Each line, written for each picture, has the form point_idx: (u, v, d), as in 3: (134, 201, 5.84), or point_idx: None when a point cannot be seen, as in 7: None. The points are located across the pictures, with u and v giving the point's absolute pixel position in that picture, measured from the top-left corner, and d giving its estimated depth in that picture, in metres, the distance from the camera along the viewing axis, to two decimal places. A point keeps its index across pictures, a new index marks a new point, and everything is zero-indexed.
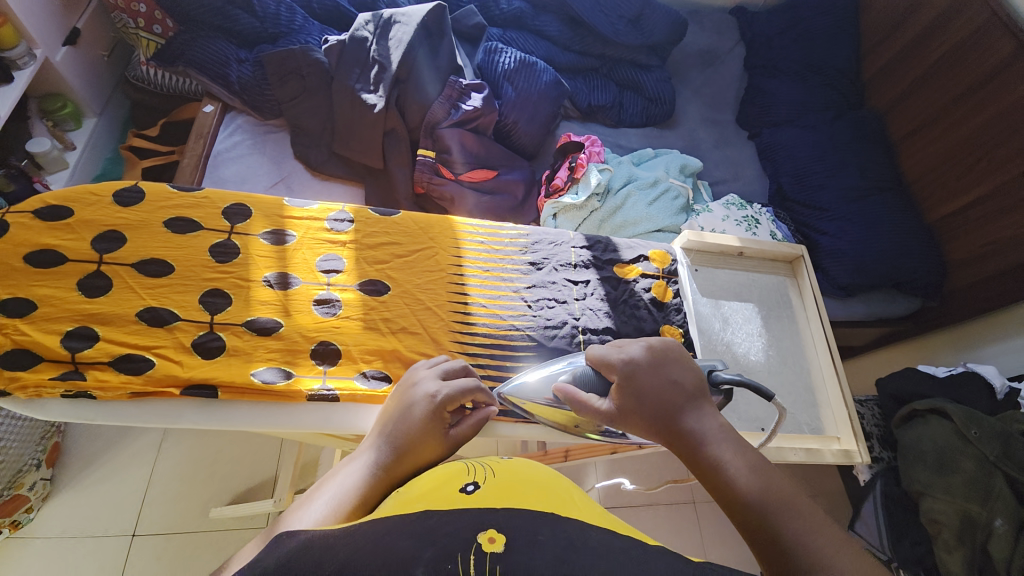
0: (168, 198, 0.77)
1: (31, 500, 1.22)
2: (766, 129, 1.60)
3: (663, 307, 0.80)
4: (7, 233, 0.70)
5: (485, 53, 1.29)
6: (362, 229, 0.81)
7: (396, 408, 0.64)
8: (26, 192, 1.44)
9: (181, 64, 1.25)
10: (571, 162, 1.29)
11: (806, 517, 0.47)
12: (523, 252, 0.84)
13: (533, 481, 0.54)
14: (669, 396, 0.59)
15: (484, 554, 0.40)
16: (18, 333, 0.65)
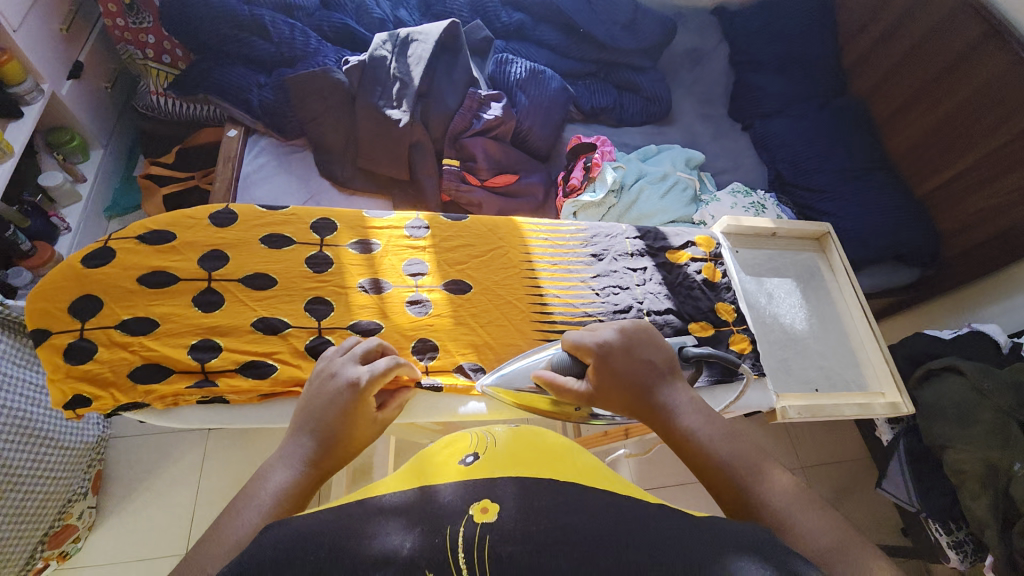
0: (260, 217, 0.82)
1: (79, 529, 1.23)
2: (757, 120, 1.67)
3: (715, 287, 0.84)
4: (117, 259, 0.75)
5: (495, 65, 1.36)
6: (438, 233, 0.85)
7: (317, 400, 0.62)
8: (42, 227, 1.45)
9: (202, 92, 1.28)
10: (585, 162, 1.36)
11: (770, 477, 0.54)
12: (584, 245, 0.88)
13: (534, 443, 0.56)
14: (639, 371, 0.64)
15: (475, 524, 0.43)
16: (146, 349, 0.71)
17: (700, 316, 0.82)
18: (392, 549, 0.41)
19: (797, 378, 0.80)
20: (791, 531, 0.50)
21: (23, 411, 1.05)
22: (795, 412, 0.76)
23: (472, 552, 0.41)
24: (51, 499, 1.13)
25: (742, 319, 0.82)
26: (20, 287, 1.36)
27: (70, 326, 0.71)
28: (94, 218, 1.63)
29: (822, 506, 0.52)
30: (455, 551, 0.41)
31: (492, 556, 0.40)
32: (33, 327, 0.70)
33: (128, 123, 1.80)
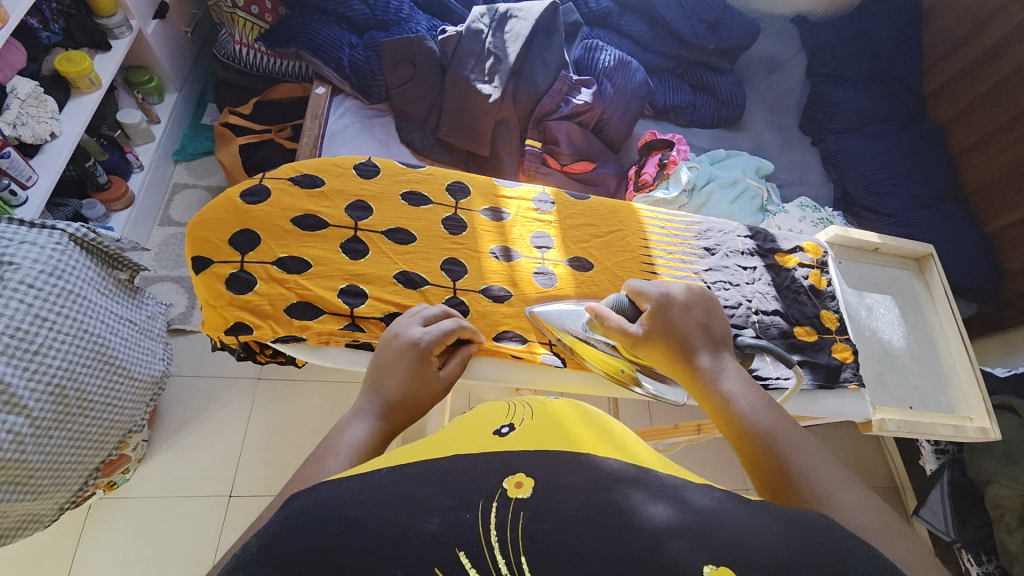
0: (400, 173, 0.83)
1: (129, 460, 1.19)
2: (830, 136, 1.65)
3: (821, 295, 0.84)
4: (272, 197, 0.77)
5: (584, 50, 1.36)
6: (563, 210, 0.85)
7: (383, 355, 0.61)
8: (118, 161, 1.44)
9: (293, 45, 1.30)
10: (661, 158, 1.35)
11: (813, 451, 0.49)
12: (697, 238, 0.87)
13: (577, 420, 0.46)
14: (693, 338, 0.61)
15: (507, 500, 0.35)
16: (299, 287, 0.72)
17: (805, 322, 0.82)
18: (414, 523, 0.33)
19: (893, 394, 0.82)
20: (835, 509, 0.44)
21: (97, 332, 0.99)
22: (893, 425, 0.78)
23: (504, 530, 0.33)
24: (114, 428, 1.05)
25: (845, 329, 0.82)
26: (93, 218, 1.36)
27: (228, 256, 0.72)
28: (162, 160, 1.60)
29: (875, 497, 0.46)
30: (485, 526, 0.34)
31: (525, 534, 0.33)
32: (195, 254, 0.72)
33: (201, 67, 1.78)
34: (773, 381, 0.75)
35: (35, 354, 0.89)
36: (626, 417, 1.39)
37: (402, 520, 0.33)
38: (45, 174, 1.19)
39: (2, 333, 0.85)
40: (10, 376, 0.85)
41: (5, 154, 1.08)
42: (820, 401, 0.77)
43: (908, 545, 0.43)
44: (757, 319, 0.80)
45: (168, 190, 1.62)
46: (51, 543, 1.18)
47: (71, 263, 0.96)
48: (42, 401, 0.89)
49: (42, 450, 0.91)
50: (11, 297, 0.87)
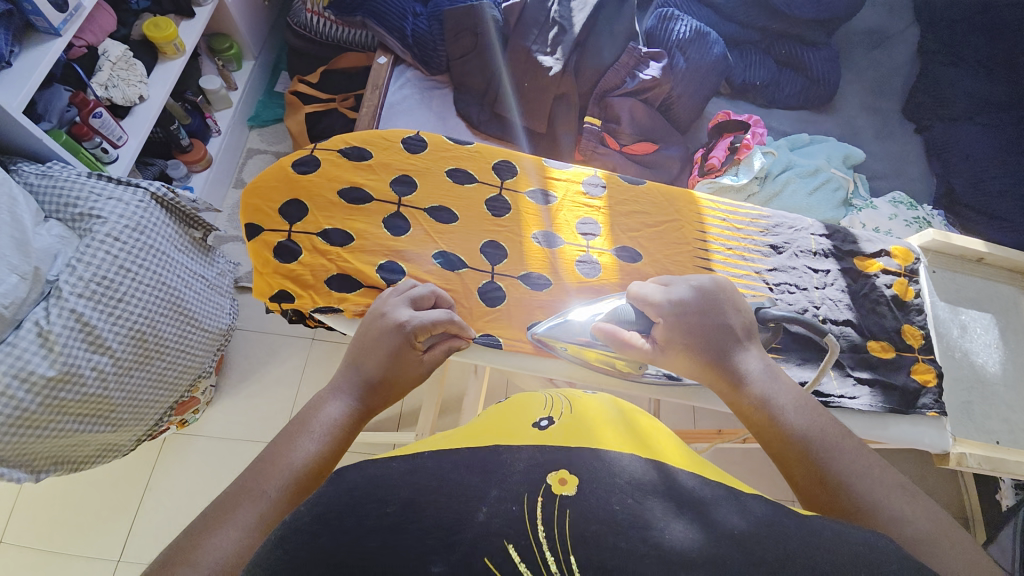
0: (447, 150, 0.82)
1: (198, 403, 1.31)
2: (939, 123, 1.44)
3: (905, 308, 0.74)
4: (322, 169, 0.78)
5: (658, 20, 1.26)
6: (614, 196, 0.80)
7: (366, 335, 0.61)
8: (199, 126, 1.54)
9: (360, 13, 1.31)
10: (734, 141, 1.24)
11: (856, 456, 0.47)
12: (763, 234, 0.79)
13: (620, 423, 0.44)
14: (715, 338, 0.58)
15: (553, 497, 0.33)
16: (340, 259, 0.73)
17: (882, 336, 0.73)
18: (463, 512, 0.31)
19: (980, 426, 0.72)
20: (888, 519, 0.43)
21: (173, 285, 1.08)
22: (975, 461, 0.69)
23: (552, 528, 0.31)
24: (186, 372, 1.15)
25: (930, 349, 0.73)
26: (178, 177, 1.48)
27: (277, 225, 0.75)
28: (237, 127, 1.69)
29: (927, 501, 0.45)
30: (533, 521, 0.31)
31: (574, 532, 0.31)
32: (247, 221, 0.76)
33: (277, 36, 1.84)
34: (836, 400, 0.68)
35: (118, 301, 0.98)
36: (666, 413, 1.34)
37: (452, 506, 0.32)
38: (134, 136, 1.29)
39: (88, 281, 0.95)
40: (93, 316, 0.94)
41: (97, 115, 1.16)
42: (889, 426, 0.68)
43: (966, 553, 0.42)
44: (823, 328, 0.73)
45: (240, 155, 1.71)
46: (131, 468, 1.33)
47: (152, 220, 1.05)
48: (124, 345, 0.99)
49: (123, 388, 1.01)
50: (98, 248, 0.97)
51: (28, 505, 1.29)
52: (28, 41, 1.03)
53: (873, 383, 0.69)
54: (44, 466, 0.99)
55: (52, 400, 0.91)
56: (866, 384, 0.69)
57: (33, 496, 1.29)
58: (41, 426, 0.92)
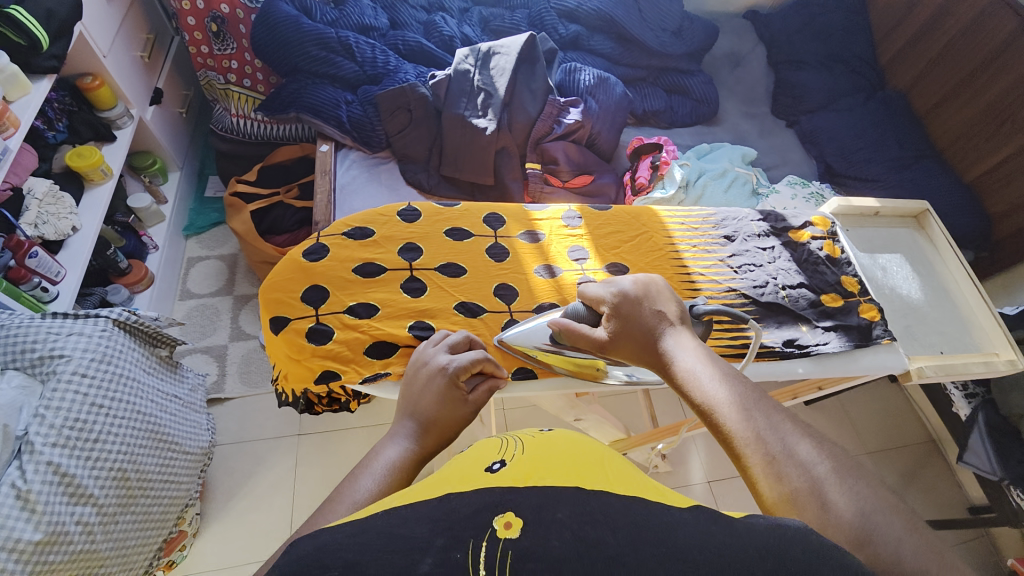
0: (439, 214, 0.89)
1: (186, 536, 1.19)
2: (803, 116, 1.74)
3: (838, 263, 0.90)
4: (331, 252, 0.82)
5: (564, 73, 1.45)
6: (591, 223, 0.90)
7: (415, 382, 0.65)
8: (134, 245, 1.48)
9: (294, 110, 1.38)
10: (653, 160, 1.42)
11: (771, 418, 0.51)
12: (715, 228, 0.92)
13: (568, 456, 0.51)
14: (654, 325, 0.64)
15: (496, 540, 0.37)
16: (373, 328, 0.76)
17: (830, 290, 0.87)
18: (407, 563, 0.35)
19: (923, 343, 0.87)
20: (793, 466, 0.48)
21: (149, 411, 1.01)
22: (931, 371, 0.82)
23: (494, 571, 0.35)
24: (172, 503, 1.05)
25: (867, 291, 0.88)
26: (118, 302, 1.40)
27: (303, 312, 0.77)
28: (175, 238, 1.64)
29: (830, 446, 0.50)
30: (476, 566, 0.35)
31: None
32: (272, 315, 0.77)
33: (200, 144, 1.85)
34: (814, 348, 0.80)
35: (94, 442, 0.90)
36: (663, 413, 1.42)
37: (396, 562, 0.35)
38: (72, 268, 1.23)
39: (61, 427, 0.87)
40: (71, 465, 0.86)
41: (34, 254, 1.11)
42: (859, 359, 0.81)
43: (865, 488, 0.46)
44: (786, 293, 0.86)
45: (182, 265, 1.65)
46: None
47: (117, 348, 1.00)
48: (106, 488, 0.90)
49: (111, 538, 0.91)
50: (65, 389, 0.90)
51: None
52: None
53: (837, 328, 0.83)
54: None
55: (41, 566, 0.82)
56: (831, 330, 0.83)
57: None
58: None
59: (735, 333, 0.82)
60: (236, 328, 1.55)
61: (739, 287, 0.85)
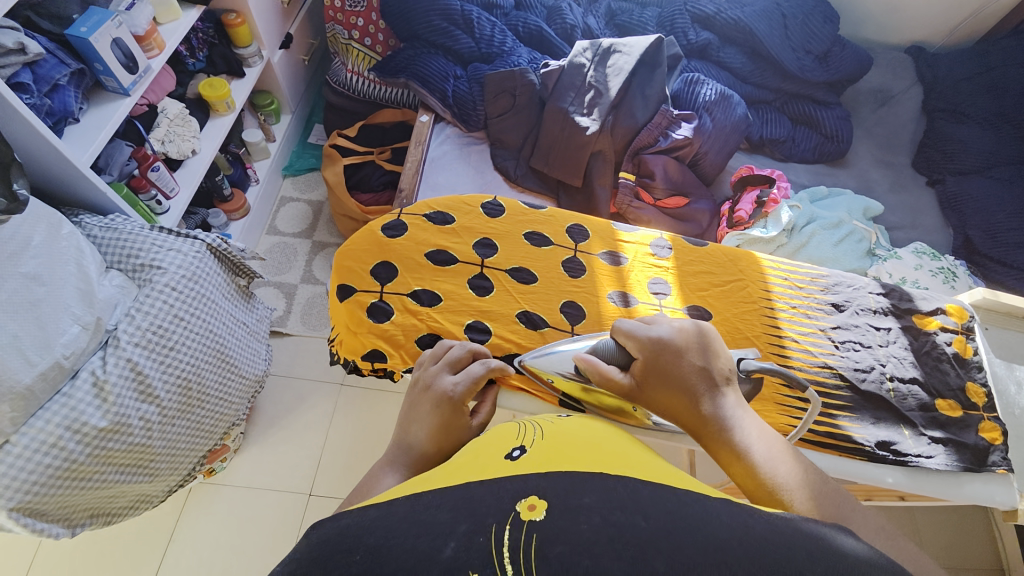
0: (523, 214, 0.86)
1: (228, 450, 1.29)
2: (951, 177, 1.50)
3: (967, 365, 0.76)
4: (408, 233, 0.83)
5: (684, 84, 1.34)
6: (680, 257, 0.83)
7: (415, 408, 0.62)
8: (240, 176, 1.60)
9: (404, 76, 1.41)
10: (760, 195, 1.30)
11: (837, 499, 0.49)
12: (824, 292, 0.82)
13: (592, 441, 0.47)
14: (693, 382, 0.58)
15: (521, 523, 0.34)
16: (431, 318, 0.76)
17: (948, 394, 0.74)
18: (429, 549, 0.32)
19: None
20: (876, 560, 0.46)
21: (219, 332, 1.09)
22: None
23: (518, 554, 0.32)
24: (220, 421, 1.13)
25: (994, 407, 0.74)
26: (216, 226, 1.52)
27: (369, 286, 0.78)
28: (274, 176, 1.75)
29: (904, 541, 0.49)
30: (499, 549, 0.32)
31: (538, 556, 0.31)
32: (340, 282, 0.79)
33: (314, 93, 1.95)
34: (913, 459, 0.70)
35: (170, 350, 0.99)
36: (703, 464, 1.31)
37: (418, 546, 0.33)
38: (185, 188, 1.35)
39: (145, 331, 0.96)
40: (146, 365, 0.95)
41: (155, 168, 1.23)
42: (964, 485, 0.70)
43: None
44: (892, 385, 0.74)
45: (275, 202, 1.76)
46: (155, 519, 1.29)
47: (206, 270, 1.08)
48: (170, 393, 0.99)
49: (164, 437, 1.00)
50: (156, 297, 0.99)
51: (47, 558, 1.25)
52: (95, 97, 1.10)
53: (947, 441, 0.71)
54: (81, 519, 0.97)
55: (100, 450, 0.90)
56: (939, 443, 0.71)
57: (54, 548, 1.25)
58: (86, 478, 0.90)
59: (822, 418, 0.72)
60: (308, 272, 1.64)
61: (837, 367, 0.75)
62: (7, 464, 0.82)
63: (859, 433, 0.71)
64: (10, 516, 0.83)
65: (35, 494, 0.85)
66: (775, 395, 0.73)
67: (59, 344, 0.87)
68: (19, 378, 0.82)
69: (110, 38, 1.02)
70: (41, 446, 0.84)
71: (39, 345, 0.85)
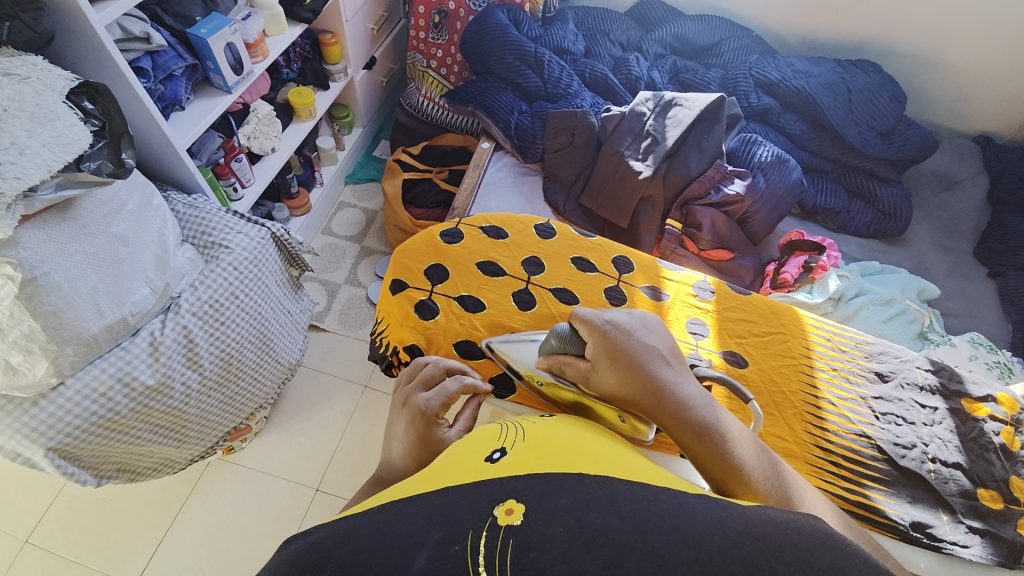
0: (572, 239, 0.89)
1: (249, 432, 1.33)
2: (1014, 270, 1.44)
3: (1014, 459, 0.71)
4: (464, 240, 0.87)
5: (741, 142, 1.37)
6: (722, 301, 0.83)
7: (395, 430, 0.63)
8: (308, 177, 1.72)
9: (473, 105, 1.51)
10: (809, 260, 1.28)
11: (780, 469, 0.53)
12: (868, 360, 0.79)
13: (573, 441, 0.46)
14: (653, 361, 0.58)
15: (497, 529, 0.34)
16: (472, 325, 0.79)
17: (991, 485, 0.70)
18: (401, 561, 0.32)
19: None
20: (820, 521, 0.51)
21: (265, 316, 1.16)
22: None
23: (493, 561, 0.32)
24: (249, 401, 1.18)
25: None
26: (279, 220, 1.63)
27: (420, 284, 0.83)
28: (338, 181, 1.87)
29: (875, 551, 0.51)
30: (473, 557, 0.32)
31: (513, 561, 0.32)
32: (394, 277, 0.84)
33: (386, 111, 2.10)
34: (947, 546, 0.67)
35: (221, 324, 1.05)
36: None
37: (389, 559, 0.32)
38: (259, 180, 1.47)
39: (203, 303, 1.04)
40: (198, 334, 1.02)
41: (238, 160, 1.35)
42: None
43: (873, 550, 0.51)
44: (933, 466, 0.71)
45: (334, 206, 1.87)
46: (170, 487, 1.34)
47: (266, 255, 1.16)
48: (213, 364, 1.05)
49: (199, 406, 1.05)
50: (219, 273, 1.07)
51: (66, 504, 1.30)
52: (201, 91, 1.23)
53: (985, 533, 0.67)
54: (107, 471, 1.00)
55: (142, 407, 0.96)
56: (978, 534, 0.68)
57: (74, 496, 1.31)
58: (123, 432, 0.96)
59: (854, 487, 0.69)
60: (352, 274, 1.72)
61: (876, 438, 0.72)
62: (54, 405, 0.87)
63: (890, 509, 0.68)
64: (45, 456, 0.87)
65: (74, 438, 0.89)
66: (805, 454, 0.71)
67: (129, 301, 0.94)
68: (87, 326, 0.88)
69: (225, 42, 1.16)
70: (90, 393, 0.90)
71: (112, 300, 0.92)
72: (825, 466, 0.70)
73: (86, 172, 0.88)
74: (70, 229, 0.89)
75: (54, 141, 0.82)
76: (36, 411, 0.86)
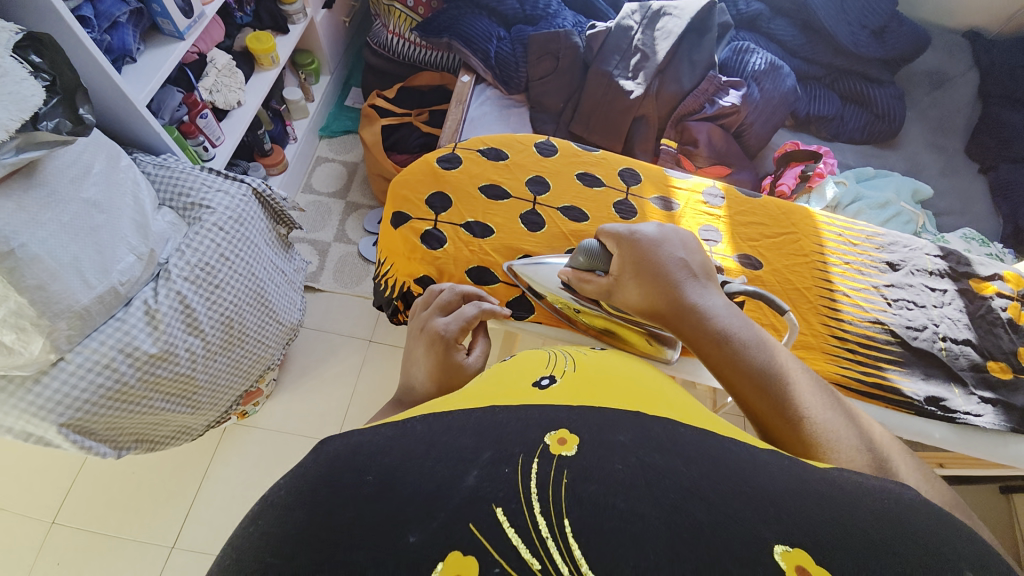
0: (575, 156, 0.86)
1: (261, 394, 1.33)
2: (1005, 164, 1.43)
3: (1020, 331, 0.74)
4: (464, 166, 0.84)
5: (733, 52, 1.31)
6: (733, 206, 0.82)
7: (413, 354, 0.62)
8: (280, 132, 1.62)
9: (447, 36, 1.40)
10: (805, 170, 1.26)
11: (814, 388, 0.48)
12: (879, 251, 0.80)
13: (625, 378, 0.43)
14: (673, 272, 0.57)
15: (552, 456, 0.29)
16: (481, 250, 0.78)
17: (1000, 357, 0.73)
18: (450, 474, 0.28)
19: None
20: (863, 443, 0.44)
21: (259, 276, 1.12)
22: None
23: (546, 490, 0.27)
24: (256, 362, 1.17)
25: None
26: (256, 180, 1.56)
27: (424, 214, 0.80)
28: (312, 135, 1.77)
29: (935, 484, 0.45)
30: (526, 484, 0.28)
31: (569, 494, 0.27)
32: (396, 210, 0.81)
33: (353, 54, 1.96)
34: (960, 416, 0.70)
35: (216, 287, 1.02)
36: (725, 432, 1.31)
37: (438, 471, 0.28)
38: (230, 137, 1.38)
39: (193, 266, 1.00)
40: (194, 299, 0.99)
41: (204, 116, 1.26)
42: (1008, 445, 0.70)
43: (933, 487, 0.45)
44: (943, 345, 0.73)
45: (311, 161, 1.78)
46: (192, 454, 1.36)
47: (251, 213, 1.11)
48: (214, 328, 1.03)
49: (207, 371, 1.04)
50: (205, 235, 1.02)
51: (90, 479, 1.32)
52: (151, 40, 1.12)
53: (995, 402, 0.70)
54: (126, 442, 1.01)
55: (149, 376, 0.94)
56: (990, 403, 0.71)
57: (97, 472, 1.33)
58: (134, 402, 0.95)
59: (870, 370, 0.72)
60: (341, 231, 1.67)
61: (889, 323, 0.74)
62: (59, 381, 0.86)
63: (905, 386, 0.71)
64: (61, 431, 0.86)
65: (85, 412, 0.88)
66: (822, 344, 0.73)
67: (115, 270, 0.90)
68: (77, 298, 0.85)
69: None
70: (93, 366, 0.88)
71: (97, 269, 0.88)
72: (841, 353, 0.72)
73: (44, 131, 0.81)
74: (38, 196, 0.84)
75: (5, 98, 0.75)
76: (42, 387, 0.85)
